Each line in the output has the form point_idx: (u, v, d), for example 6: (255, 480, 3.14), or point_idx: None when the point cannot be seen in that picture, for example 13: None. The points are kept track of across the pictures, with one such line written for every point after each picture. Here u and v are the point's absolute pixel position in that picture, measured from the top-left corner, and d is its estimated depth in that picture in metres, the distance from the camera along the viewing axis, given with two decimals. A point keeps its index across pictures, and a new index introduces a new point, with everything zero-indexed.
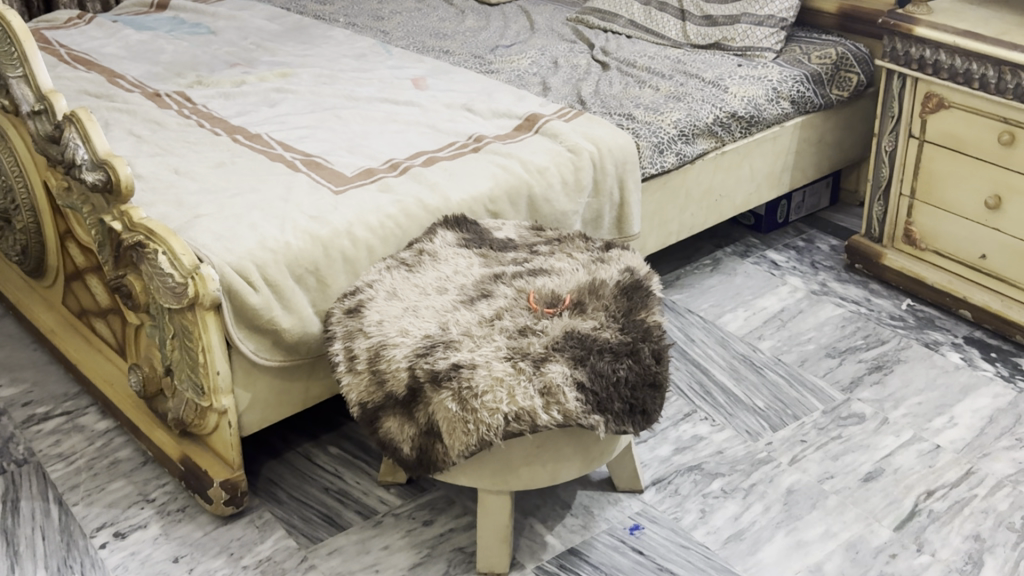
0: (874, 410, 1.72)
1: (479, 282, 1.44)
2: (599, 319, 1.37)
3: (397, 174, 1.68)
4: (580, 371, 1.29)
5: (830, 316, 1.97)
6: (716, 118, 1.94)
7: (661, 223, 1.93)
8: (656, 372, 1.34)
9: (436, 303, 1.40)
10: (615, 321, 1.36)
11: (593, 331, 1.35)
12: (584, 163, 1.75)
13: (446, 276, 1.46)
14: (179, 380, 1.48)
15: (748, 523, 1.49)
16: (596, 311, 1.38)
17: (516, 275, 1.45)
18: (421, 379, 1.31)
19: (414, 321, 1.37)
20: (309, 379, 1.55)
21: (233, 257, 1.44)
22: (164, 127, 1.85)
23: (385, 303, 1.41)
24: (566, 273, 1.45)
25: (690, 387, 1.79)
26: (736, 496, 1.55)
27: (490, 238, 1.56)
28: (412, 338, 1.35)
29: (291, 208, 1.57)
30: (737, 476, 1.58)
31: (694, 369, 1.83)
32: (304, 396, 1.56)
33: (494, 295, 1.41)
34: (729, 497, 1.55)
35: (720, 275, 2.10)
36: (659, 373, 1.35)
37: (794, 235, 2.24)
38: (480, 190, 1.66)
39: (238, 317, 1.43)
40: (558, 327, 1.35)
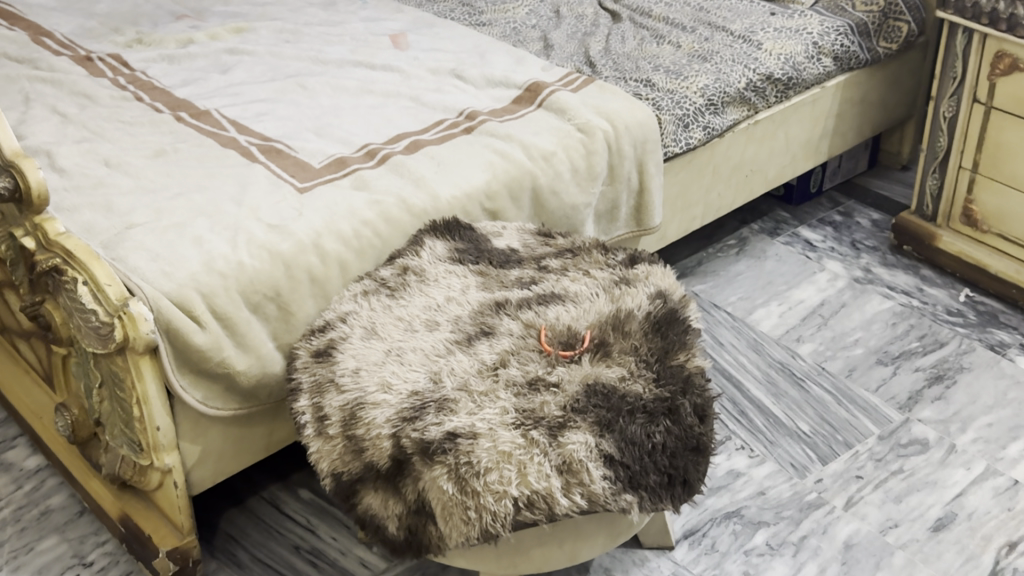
0: (938, 435, 1.47)
1: (476, 314, 1.17)
2: (627, 366, 1.10)
3: (374, 164, 1.40)
4: (607, 442, 1.03)
5: (877, 312, 1.71)
6: (749, 82, 1.64)
7: (685, 207, 1.65)
8: (699, 434, 1.08)
9: (424, 345, 1.13)
10: (647, 369, 1.10)
11: (621, 384, 1.08)
12: (597, 145, 1.46)
13: (436, 305, 1.19)
14: (111, 434, 1.22)
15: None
16: (622, 354, 1.11)
17: (522, 304, 1.18)
18: (409, 451, 1.04)
19: (398, 370, 1.10)
20: (271, 422, 1.28)
21: (171, 285, 1.16)
22: (96, 103, 1.55)
23: (362, 345, 1.14)
24: (584, 300, 1.18)
25: (722, 405, 1.53)
26: (784, 553, 1.30)
27: (488, 249, 1.28)
28: (396, 393, 1.08)
29: (246, 216, 1.29)
30: (784, 527, 1.34)
31: (724, 382, 1.57)
32: (267, 442, 1.29)
33: (496, 333, 1.14)
34: (776, 554, 1.30)
35: (748, 259, 1.83)
36: (704, 434, 1.09)
37: (829, 208, 1.97)
38: (475, 183, 1.37)
39: (180, 360, 1.16)
40: (577, 378, 1.09)
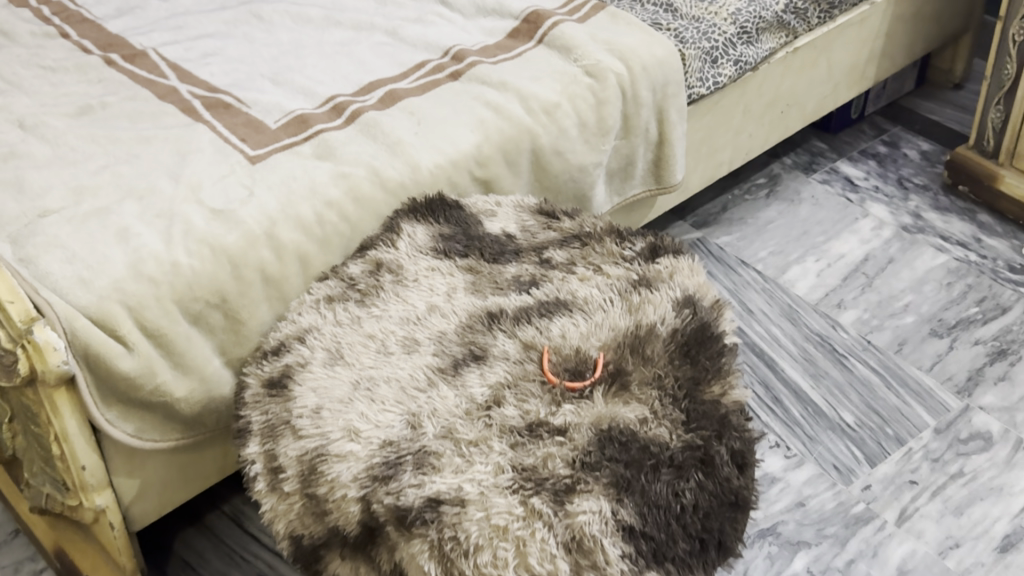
0: (1004, 428, 1.27)
1: (463, 330, 0.96)
2: (649, 404, 0.89)
3: (342, 123, 1.17)
4: (626, 509, 0.83)
5: (929, 269, 1.49)
6: (789, 3, 1.38)
7: (710, 153, 1.42)
8: (739, 488, 0.88)
9: (400, 373, 0.92)
10: (674, 407, 0.89)
11: (643, 428, 0.88)
12: (609, 92, 1.22)
13: (415, 316, 0.98)
14: (31, 468, 1.02)
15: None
16: (644, 387, 0.90)
17: (521, 316, 0.96)
18: (382, 519, 0.84)
19: (367, 410, 0.90)
20: (225, 443, 1.09)
21: (89, 299, 0.94)
22: (13, 41, 1.30)
23: (324, 374, 0.93)
24: (596, 310, 0.97)
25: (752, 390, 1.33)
26: None
27: (479, 237, 1.06)
28: (365, 442, 0.87)
29: (184, 197, 1.06)
30: (827, 549, 1.15)
31: (755, 360, 1.36)
32: (221, 464, 1.10)
33: (488, 357, 0.93)
34: None
35: (780, 203, 1.61)
36: (744, 487, 0.88)
37: (871, 137, 1.74)
38: (462, 146, 1.14)
39: (105, 390, 0.96)
40: (589, 420, 0.88)
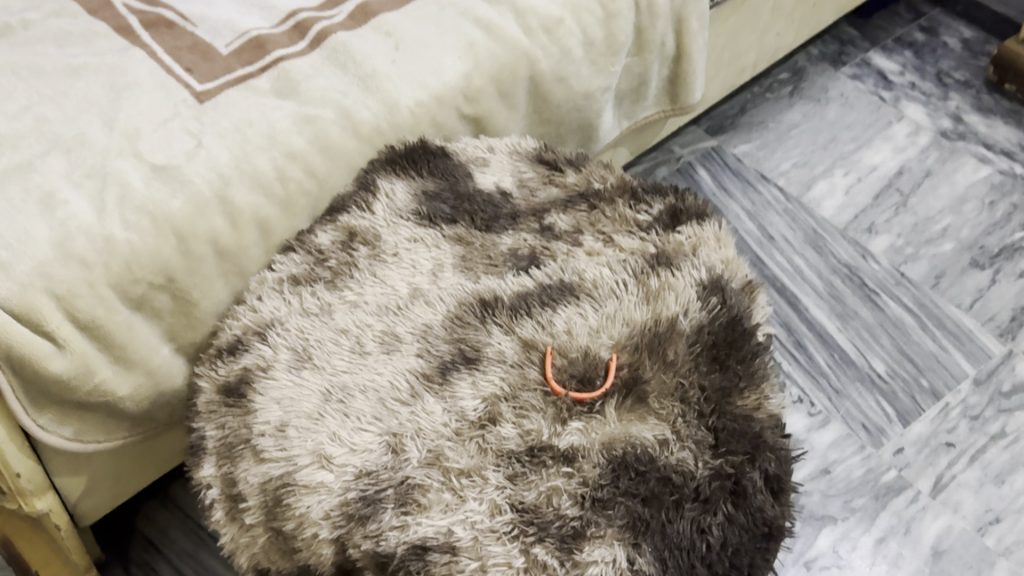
0: None
1: (451, 324, 0.82)
2: (671, 423, 0.76)
3: (306, 48, 0.98)
4: (644, 556, 0.71)
5: (970, 185, 1.35)
6: None
7: (732, 59, 1.24)
8: (775, 517, 0.76)
9: (378, 380, 0.79)
10: (700, 425, 0.76)
11: (664, 453, 0.75)
12: (621, 4, 1.04)
13: (395, 305, 0.83)
14: None
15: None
16: (664, 401, 0.77)
17: (519, 306, 0.82)
18: (361, 564, 0.73)
19: (340, 430, 0.76)
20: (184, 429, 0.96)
21: (10, 288, 0.76)
22: None
23: (289, 381, 0.79)
24: (607, 298, 0.82)
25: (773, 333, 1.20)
26: (856, 566, 1.02)
27: (468, 196, 0.91)
28: (338, 471, 0.75)
29: (119, 148, 0.87)
30: (855, 525, 1.05)
31: (776, 298, 1.23)
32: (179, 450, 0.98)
33: (481, 360, 0.79)
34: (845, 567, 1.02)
35: (805, 104, 1.45)
36: (778, 516, 0.76)
37: (908, 23, 1.58)
38: (447, 78, 0.97)
39: (35, 393, 0.81)
40: (600, 443, 0.75)
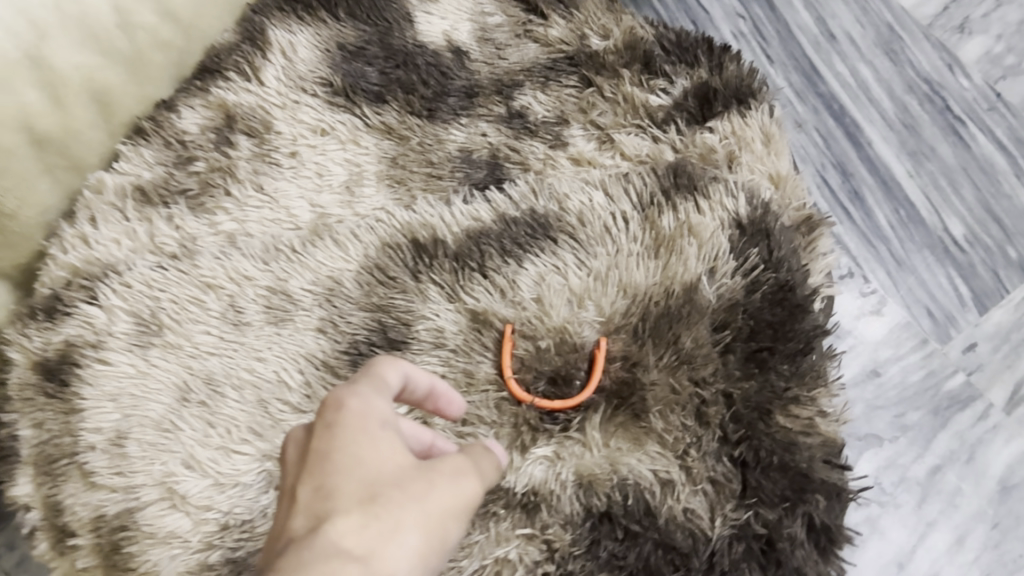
0: None
1: (368, 280, 0.56)
2: (679, 453, 0.53)
3: None
4: None
5: None
6: None
7: None
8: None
9: (261, 372, 0.54)
10: (719, 455, 0.53)
11: (665, 499, 0.52)
12: None
13: (287, 244, 0.57)
14: None
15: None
16: (672, 419, 0.53)
17: (469, 256, 0.57)
18: None
19: (201, 449, 0.53)
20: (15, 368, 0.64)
21: None
22: None
23: (130, 367, 0.55)
24: (597, 241, 0.57)
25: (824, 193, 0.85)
26: (902, 515, 0.73)
27: (405, 54, 0.64)
28: (196, 519, 0.52)
29: None
30: (906, 449, 0.75)
31: (829, 139, 0.86)
32: None
33: (410, 344, 0.55)
34: (889, 526, 0.72)
35: None
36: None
37: None
38: None
39: None
40: (576, 485, 0.52)
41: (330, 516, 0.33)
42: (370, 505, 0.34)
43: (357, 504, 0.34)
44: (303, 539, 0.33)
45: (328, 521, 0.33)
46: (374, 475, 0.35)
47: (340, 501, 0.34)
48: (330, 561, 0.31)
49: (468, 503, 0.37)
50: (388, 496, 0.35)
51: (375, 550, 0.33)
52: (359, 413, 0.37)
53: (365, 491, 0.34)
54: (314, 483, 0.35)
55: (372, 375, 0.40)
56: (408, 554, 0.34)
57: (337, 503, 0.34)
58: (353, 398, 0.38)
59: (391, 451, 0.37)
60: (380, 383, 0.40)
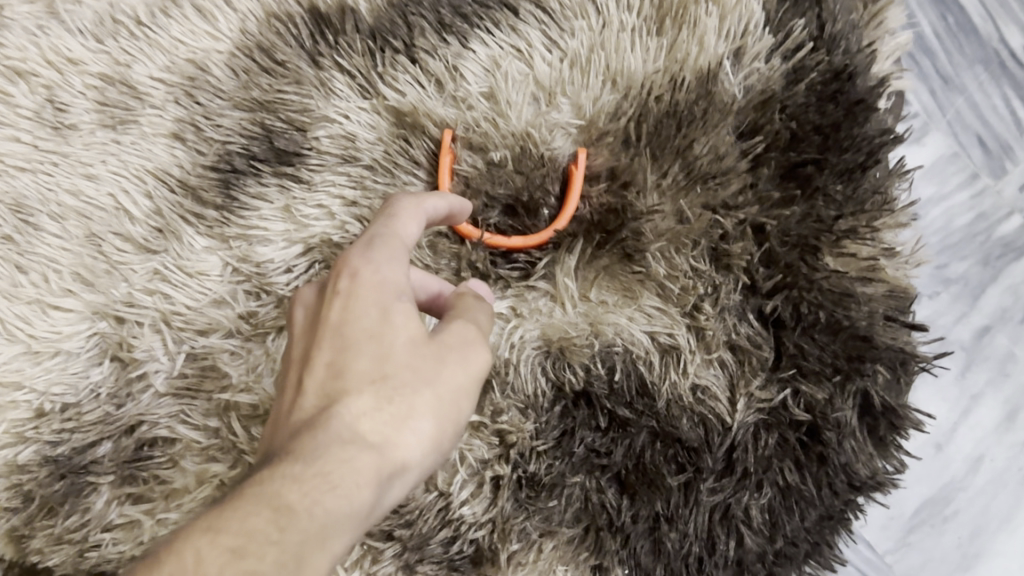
0: None
1: (245, 66, 0.39)
2: (687, 309, 0.37)
3: None
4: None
5: None
6: None
7: None
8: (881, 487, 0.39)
9: (93, 196, 0.38)
10: (741, 314, 0.37)
11: (665, 374, 0.37)
12: None
13: (127, 13, 0.39)
14: None
15: (963, 474, 0.45)
16: (678, 263, 0.37)
17: (390, 30, 0.39)
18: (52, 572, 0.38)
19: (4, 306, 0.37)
20: None
21: None
22: None
23: None
24: (577, 13, 0.39)
25: None
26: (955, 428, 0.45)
27: None
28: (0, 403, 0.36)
29: None
30: (957, 316, 0.46)
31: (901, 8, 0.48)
32: None
33: (304, 160, 0.38)
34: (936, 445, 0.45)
35: None
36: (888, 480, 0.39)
37: None
38: None
39: None
40: (542, 355, 0.38)
41: (341, 397, 0.26)
42: (388, 385, 0.27)
43: (372, 381, 0.27)
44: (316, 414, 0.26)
45: (339, 400, 0.26)
46: (392, 348, 0.27)
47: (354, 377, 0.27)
48: (342, 452, 0.25)
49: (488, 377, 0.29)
50: (406, 375, 0.27)
51: (392, 441, 0.26)
52: (378, 262, 0.28)
53: (381, 364, 0.27)
54: (330, 348, 0.28)
55: (392, 213, 0.30)
56: (423, 444, 0.27)
57: (348, 381, 0.27)
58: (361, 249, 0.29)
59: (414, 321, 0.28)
60: (402, 226, 0.30)
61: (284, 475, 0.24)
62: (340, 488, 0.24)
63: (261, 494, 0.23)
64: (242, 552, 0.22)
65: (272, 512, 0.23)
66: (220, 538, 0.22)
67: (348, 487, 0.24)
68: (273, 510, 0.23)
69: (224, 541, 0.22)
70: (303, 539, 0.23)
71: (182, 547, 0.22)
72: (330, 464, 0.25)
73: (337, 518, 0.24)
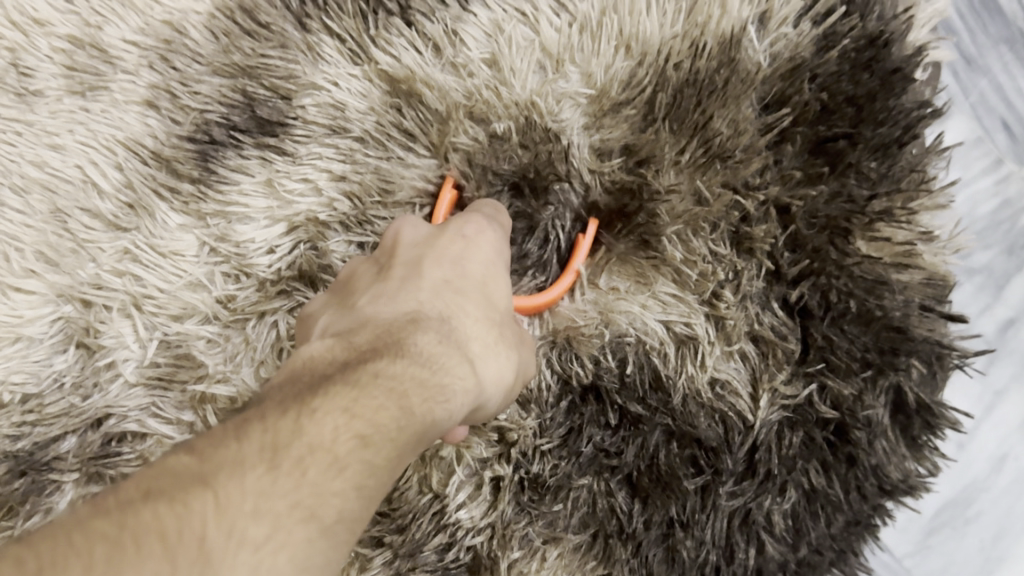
0: None
1: (225, 29, 0.36)
2: (706, 297, 0.34)
3: None
4: None
5: None
6: None
7: None
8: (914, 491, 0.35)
9: (58, 168, 0.35)
10: (766, 303, 0.34)
11: (682, 366, 0.34)
12: None
13: None
14: None
15: (987, 474, 0.39)
16: (695, 246, 0.34)
17: None
18: None
19: None
20: None
21: None
22: None
23: None
24: None
25: None
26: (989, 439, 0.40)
27: None
28: None
29: None
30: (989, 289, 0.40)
31: None
32: None
33: (291, 130, 0.35)
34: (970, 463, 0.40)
35: None
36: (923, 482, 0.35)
37: None
38: None
39: None
40: (548, 346, 0.35)
41: (457, 310, 0.28)
42: (491, 330, 0.29)
43: (481, 313, 0.29)
44: (427, 321, 0.27)
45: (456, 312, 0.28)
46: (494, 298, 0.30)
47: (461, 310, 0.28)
48: (456, 366, 0.26)
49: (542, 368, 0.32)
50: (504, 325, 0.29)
51: (487, 371, 0.27)
52: (491, 237, 0.32)
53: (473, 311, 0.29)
54: (442, 273, 0.29)
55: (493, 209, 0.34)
56: (506, 387, 0.28)
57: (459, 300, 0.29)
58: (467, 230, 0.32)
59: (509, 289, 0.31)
60: (503, 221, 0.34)
61: (413, 371, 0.25)
62: (453, 401, 0.25)
63: (387, 384, 0.24)
64: (370, 440, 0.22)
65: (402, 404, 0.24)
66: (356, 421, 0.22)
67: (457, 391, 0.25)
68: (396, 400, 0.24)
69: (357, 424, 0.22)
70: (415, 441, 0.24)
71: (322, 417, 0.22)
72: (444, 366, 0.26)
73: (442, 423, 0.25)
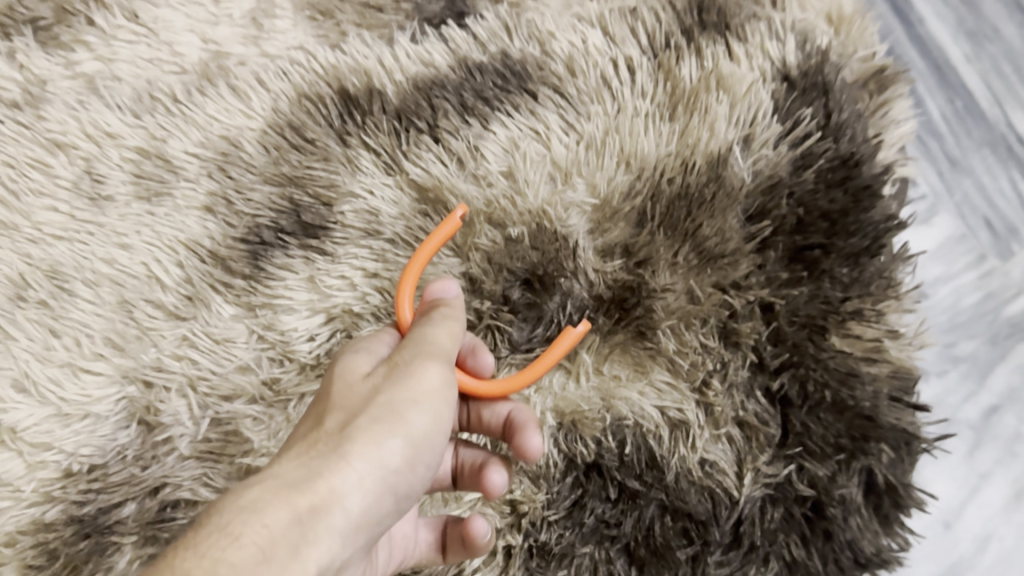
0: None
1: (276, 143, 0.41)
2: (696, 385, 0.38)
3: None
4: None
5: None
6: None
7: None
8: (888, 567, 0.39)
9: (125, 262, 0.40)
10: (750, 390, 0.38)
11: (677, 447, 0.38)
12: None
13: (166, 93, 0.42)
14: None
15: (973, 553, 0.42)
16: (686, 339, 0.39)
17: (415, 112, 0.42)
18: None
19: (37, 368, 0.38)
20: None
21: None
22: None
23: None
24: (590, 97, 0.41)
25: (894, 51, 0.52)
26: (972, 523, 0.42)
27: None
28: (31, 463, 0.37)
29: None
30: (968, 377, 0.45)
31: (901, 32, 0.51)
32: None
33: (331, 232, 0.40)
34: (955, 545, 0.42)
35: None
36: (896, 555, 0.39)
37: None
38: None
39: None
40: (554, 428, 0.39)
41: (273, 464, 0.27)
42: (313, 454, 0.27)
43: (305, 448, 0.27)
44: (233, 498, 0.26)
45: (272, 465, 0.27)
46: (332, 417, 0.28)
47: (328, 417, 0.28)
48: (252, 517, 0.24)
49: (439, 399, 0.29)
50: (344, 426, 0.27)
51: (330, 488, 0.26)
52: (343, 369, 0.31)
53: (329, 424, 0.28)
54: (290, 443, 0.28)
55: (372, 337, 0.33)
56: (358, 478, 0.26)
57: (287, 452, 0.28)
58: (347, 357, 0.32)
59: (357, 393, 0.29)
60: (379, 345, 0.32)
61: (187, 549, 0.24)
62: (242, 540, 0.23)
63: (232, 508, 0.25)
64: None
65: None
66: None
67: (253, 529, 0.24)
68: None
69: None
70: None
71: None
72: (232, 519, 0.24)
73: (243, 566, 0.23)
